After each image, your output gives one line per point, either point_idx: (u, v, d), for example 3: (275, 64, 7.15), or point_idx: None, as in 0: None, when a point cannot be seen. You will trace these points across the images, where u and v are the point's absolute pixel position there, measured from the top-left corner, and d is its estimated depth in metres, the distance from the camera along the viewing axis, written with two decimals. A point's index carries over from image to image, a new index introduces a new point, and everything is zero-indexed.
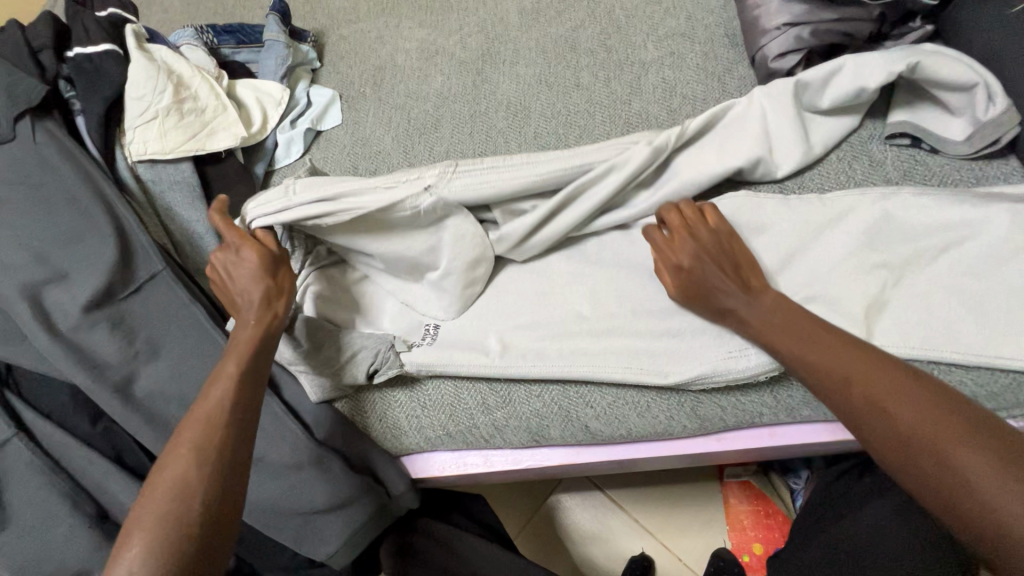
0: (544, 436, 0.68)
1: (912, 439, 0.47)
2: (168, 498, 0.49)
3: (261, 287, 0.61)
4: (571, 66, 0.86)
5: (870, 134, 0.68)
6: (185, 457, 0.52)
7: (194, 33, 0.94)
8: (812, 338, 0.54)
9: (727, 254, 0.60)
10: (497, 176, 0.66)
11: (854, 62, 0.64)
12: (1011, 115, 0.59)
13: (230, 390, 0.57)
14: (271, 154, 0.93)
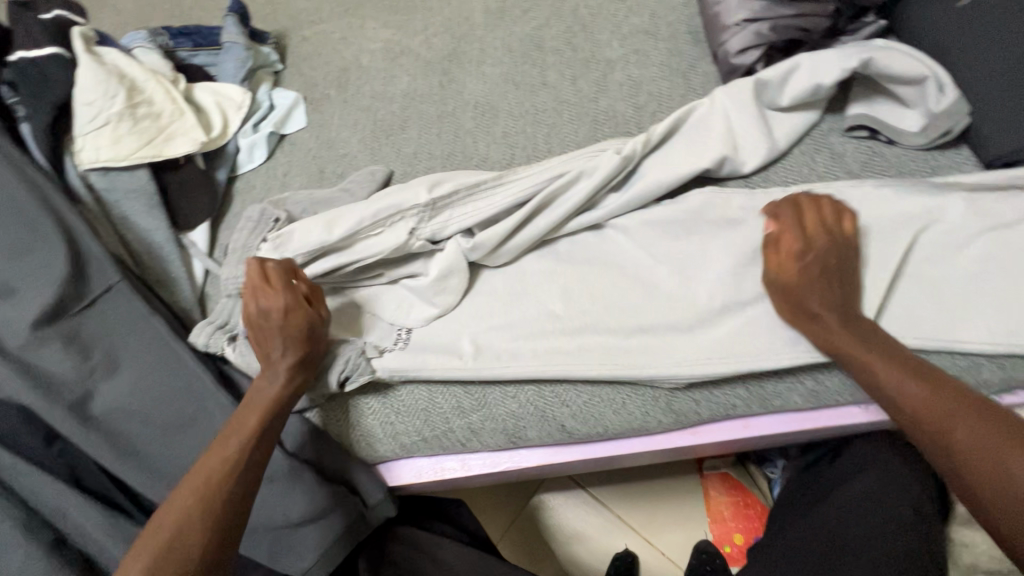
0: (522, 438, 0.67)
1: (962, 452, 0.48)
2: (175, 540, 0.53)
3: (303, 349, 0.64)
4: (537, 65, 0.86)
5: (830, 127, 0.69)
6: (193, 502, 0.55)
7: (148, 36, 0.90)
8: (911, 380, 0.53)
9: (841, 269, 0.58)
10: (475, 207, 0.69)
11: (809, 61, 0.66)
12: (961, 105, 0.61)
13: (247, 444, 0.59)
14: (233, 160, 0.90)
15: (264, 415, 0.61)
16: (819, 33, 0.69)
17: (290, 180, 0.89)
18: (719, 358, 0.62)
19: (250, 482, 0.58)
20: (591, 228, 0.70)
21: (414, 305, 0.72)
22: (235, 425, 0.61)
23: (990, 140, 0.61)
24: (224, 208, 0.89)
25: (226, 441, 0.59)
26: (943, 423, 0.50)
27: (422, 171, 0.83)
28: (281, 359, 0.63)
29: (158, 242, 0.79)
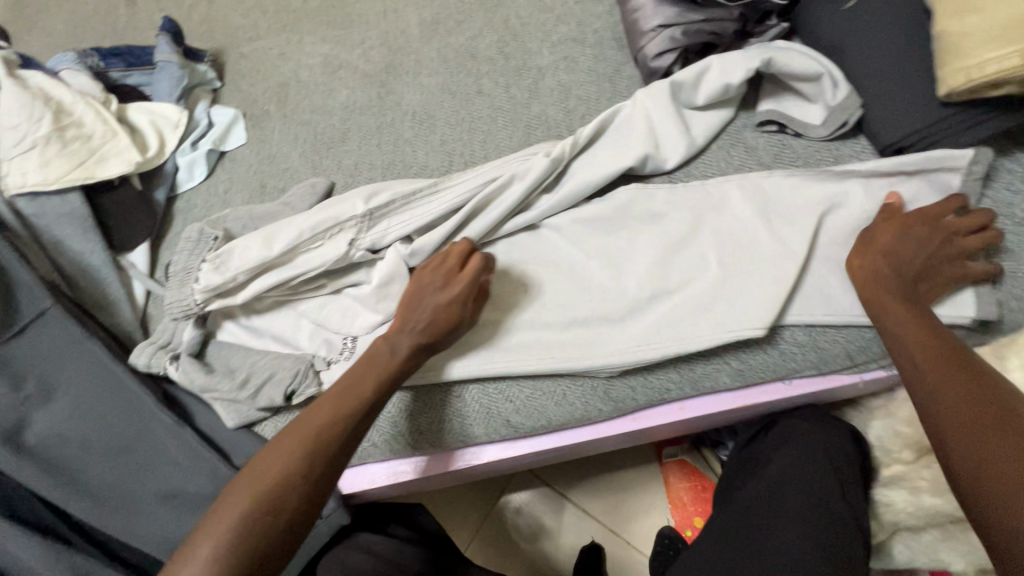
0: (471, 435, 0.68)
1: (945, 402, 0.50)
2: (274, 490, 0.52)
3: (444, 330, 0.62)
4: (472, 74, 0.89)
5: (744, 123, 0.74)
6: (297, 454, 0.54)
7: (76, 57, 0.89)
8: (939, 344, 0.54)
9: (943, 257, 0.60)
10: (412, 214, 0.70)
11: (718, 62, 0.70)
12: (854, 99, 0.67)
13: (357, 411, 0.58)
14: (172, 179, 0.89)
15: (381, 387, 0.60)
16: (728, 36, 0.74)
17: (231, 196, 0.89)
18: (648, 344, 0.65)
19: (348, 449, 0.57)
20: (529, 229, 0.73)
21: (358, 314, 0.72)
22: (350, 386, 0.59)
23: (881, 129, 0.66)
24: (165, 228, 0.88)
25: (340, 402, 0.58)
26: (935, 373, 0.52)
27: (363, 182, 0.85)
28: (416, 333, 0.62)
29: (95, 265, 0.78)
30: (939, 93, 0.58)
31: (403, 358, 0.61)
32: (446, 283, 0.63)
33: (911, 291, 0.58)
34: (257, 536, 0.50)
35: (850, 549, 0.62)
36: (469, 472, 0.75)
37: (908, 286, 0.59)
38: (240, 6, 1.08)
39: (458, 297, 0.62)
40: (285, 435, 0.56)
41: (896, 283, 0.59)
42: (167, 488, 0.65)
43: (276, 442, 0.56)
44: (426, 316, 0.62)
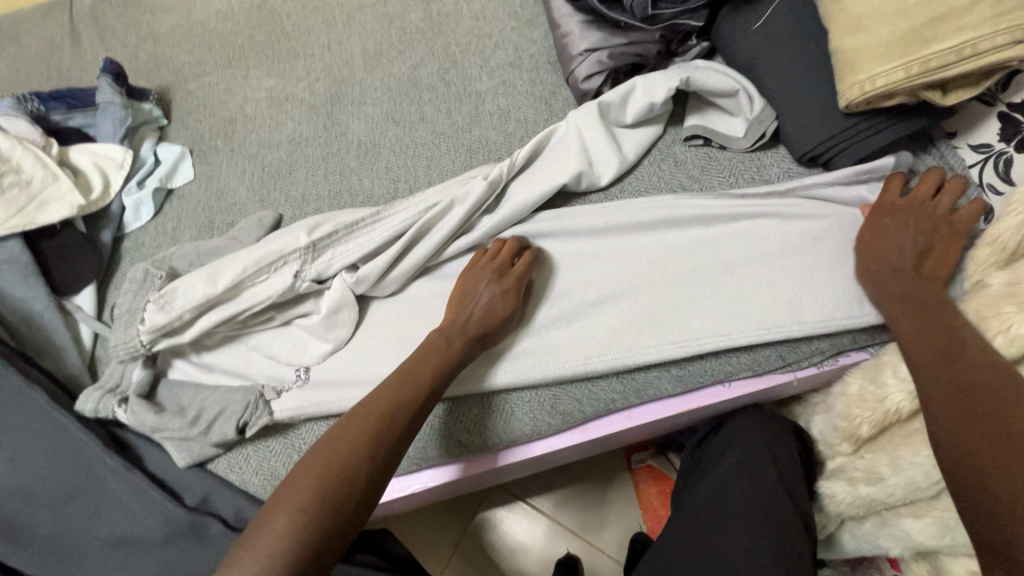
0: (423, 458, 0.68)
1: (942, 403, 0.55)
2: (339, 467, 0.52)
3: (495, 322, 0.65)
4: (415, 101, 0.91)
5: (672, 139, 0.77)
6: (366, 437, 0.55)
7: (14, 102, 0.87)
8: (930, 338, 0.59)
9: (929, 225, 0.64)
10: (357, 243, 0.72)
11: (643, 82, 0.74)
12: (768, 112, 0.71)
13: (418, 397, 0.59)
14: (118, 219, 0.89)
15: (439, 376, 0.61)
16: (651, 57, 0.77)
17: (180, 234, 0.89)
18: (591, 356, 0.67)
19: (407, 437, 0.58)
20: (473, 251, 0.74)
21: (309, 343, 0.73)
22: (410, 374, 0.61)
23: (794, 137, 0.69)
24: (112, 269, 0.87)
25: (401, 387, 0.59)
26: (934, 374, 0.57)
27: (310, 213, 0.86)
28: (468, 324, 0.65)
29: (38, 311, 0.77)
30: (840, 106, 0.62)
31: (457, 349, 0.63)
32: (499, 277, 0.67)
33: (924, 292, 0.62)
34: (327, 506, 0.50)
35: (794, 541, 0.64)
36: (427, 494, 0.76)
37: (918, 283, 0.62)
38: (185, 43, 1.09)
39: (507, 288, 0.66)
40: (351, 419, 0.57)
41: (906, 286, 0.62)
42: (118, 534, 0.64)
43: (343, 423, 0.56)
44: (478, 310, 0.65)
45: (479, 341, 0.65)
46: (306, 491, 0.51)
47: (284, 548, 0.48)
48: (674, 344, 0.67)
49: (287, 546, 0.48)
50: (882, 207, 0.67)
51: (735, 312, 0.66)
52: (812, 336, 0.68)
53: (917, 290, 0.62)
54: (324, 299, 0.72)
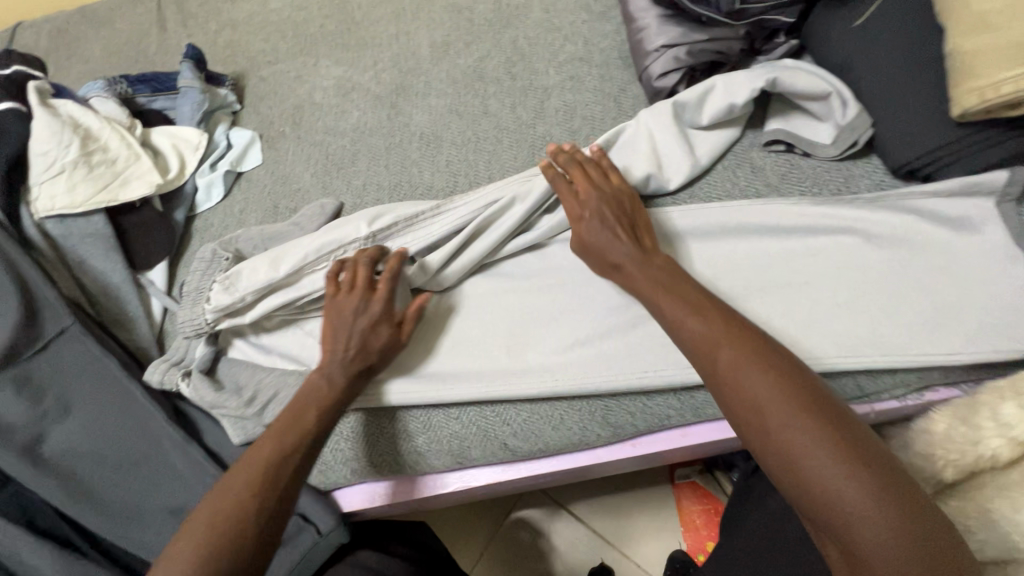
0: (466, 458, 0.68)
1: (739, 377, 0.50)
2: (222, 533, 0.53)
3: (371, 354, 0.64)
4: (479, 94, 0.90)
5: (750, 142, 0.72)
6: (248, 492, 0.56)
7: (105, 85, 0.94)
8: (697, 309, 0.55)
9: (620, 208, 0.63)
10: (415, 235, 0.71)
11: (723, 82, 0.69)
12: (863, 119, 0.65)
13: (299, 442, 0.60)
14: (191, 199, 0.93)
15: (323, 414, 0.61)
16: (733, 55, 0.73)
17: (246, 217, 0.92)
18: (653, 368, 0.64)
19: (297, 478, 0.59)
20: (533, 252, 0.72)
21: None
22: (291, 422, 0.61)
23: (892, 149, 0.63)
24: (183, 246, 0.91)
25: (281, 436, 0.60)
26: (716, 347, 0.52)
27: (370, 202, 0.86)
28: (346, 360, 0.63)
29: (115, 283, 0.82)
30: (953, 114, 0.55)
31: (341, 385, 0.63)
32: (367, 305, 0.64)
33: (658, 266, 0.60)
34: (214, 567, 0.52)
35: None
36: (468, 493, 0.75)
37: (648, 261, 0.60)
38: (261, 31, 1.12)
39: (377, 315, 0.64)
40: (233, 481, 0.57)
41: (643, 274, 0.59)
42: (176, 502, 0.67)
43: (222, 486, 0.57)
44: (354, 344, 0.63)
45: (365, 371, 0.64)
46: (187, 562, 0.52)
47: None
48: None
49: None
50: (568, 211, 0.65)
51: (814, 335, 0.60)
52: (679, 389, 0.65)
53: (639, 275, 0.60)
54: None
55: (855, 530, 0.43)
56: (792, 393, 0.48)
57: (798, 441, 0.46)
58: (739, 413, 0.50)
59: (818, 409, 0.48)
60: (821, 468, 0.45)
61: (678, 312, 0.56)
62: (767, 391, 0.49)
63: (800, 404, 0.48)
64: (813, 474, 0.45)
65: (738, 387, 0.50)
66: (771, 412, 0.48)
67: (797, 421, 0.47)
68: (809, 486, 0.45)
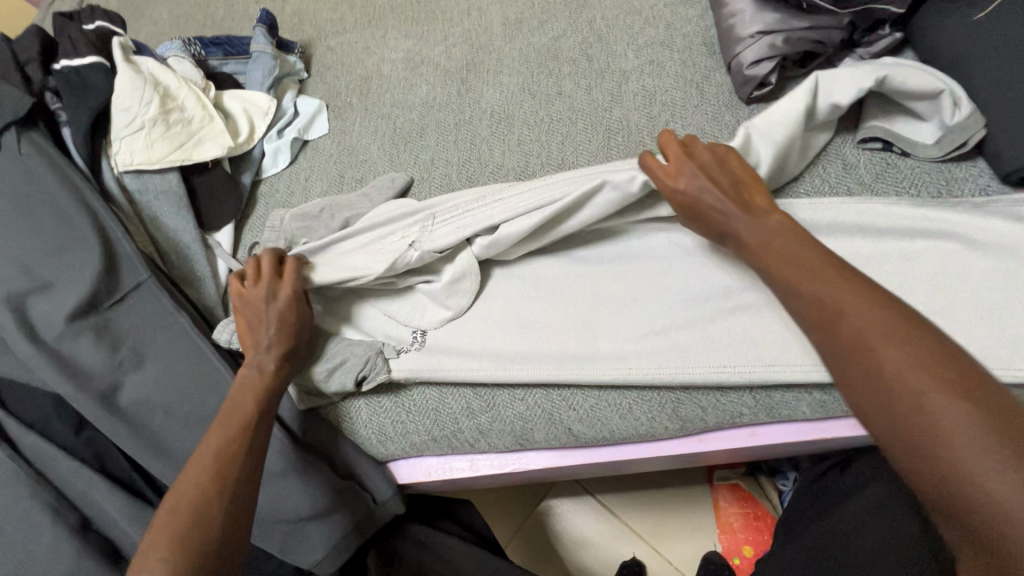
0: (528, 439, 0.68)
1: (871, 343, 0.44)
2: (190, 526, 0.52)
3: (288, 335, 0.65)
4: (554, 74, 0.88)
5: (843, 143, 0.69)
6: (203, 483, 0.55)
7: (182, 45, 0.95)
8: (817, 274, 0.49)
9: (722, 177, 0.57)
10: (485, 214, 0.67)
11: (825, 80, 0.65)
12: (976, 119, 0.61)
13: (244, 429, 0.59)
14: (258, 164, 0.93)
15: (263, 398, 0.62)
16: (834, 45, 0.70)
17: (311, 185, 0.92)
18: (733, 364, 0.62)
19: (255, 460, 0.58)
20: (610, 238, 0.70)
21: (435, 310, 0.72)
22: (231, 414, 0.61)
23: (1005, 154, 0.60)
24: (248, 210, 0.92)
25: (225, 428, 0.59)
26: (842, 312, 0.46)
27: (438, 178, 0.85)
28: (269, 346, 0.64)
29: (185, 241, 0.82)
30: None
31: (272, 370, 0.63)
32: (272, 294, 0.65)
33: (772, 232, 0.53)
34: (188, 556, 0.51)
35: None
36: (523, 476, 0.76)
37: (760, 224, 0.54)
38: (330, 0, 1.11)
39: (286, 300, 0.65)
40: (181, 484, 0.56)
41: (758, 237, 0.54)
42: None
43: (174, 490, 0.55)
44: (272, 331, 0.64)
45: (290, 352, 0.65)
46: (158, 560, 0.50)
47: None
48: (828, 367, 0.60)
49: None
50: (668, 169, 0.59)
51: None
52: (727, 390, 0.64)
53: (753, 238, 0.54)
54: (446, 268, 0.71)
55: (1002, 523, 0.37)
56: (930, 363, 0.42)
57: (942, 422, 0.40)
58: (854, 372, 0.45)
59: (967, 388, 0.41)
60: (961, 431, 0.39)
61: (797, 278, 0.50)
62: (904, 361, 0.43)
63: (945, 378, 0.41)
64: (955, 458, 0.39)
65: (867, 357, 0.44)
66: (907, 385, 0.42)
67: (935, 387, 0.41)
68: (950, 467, 0.39)
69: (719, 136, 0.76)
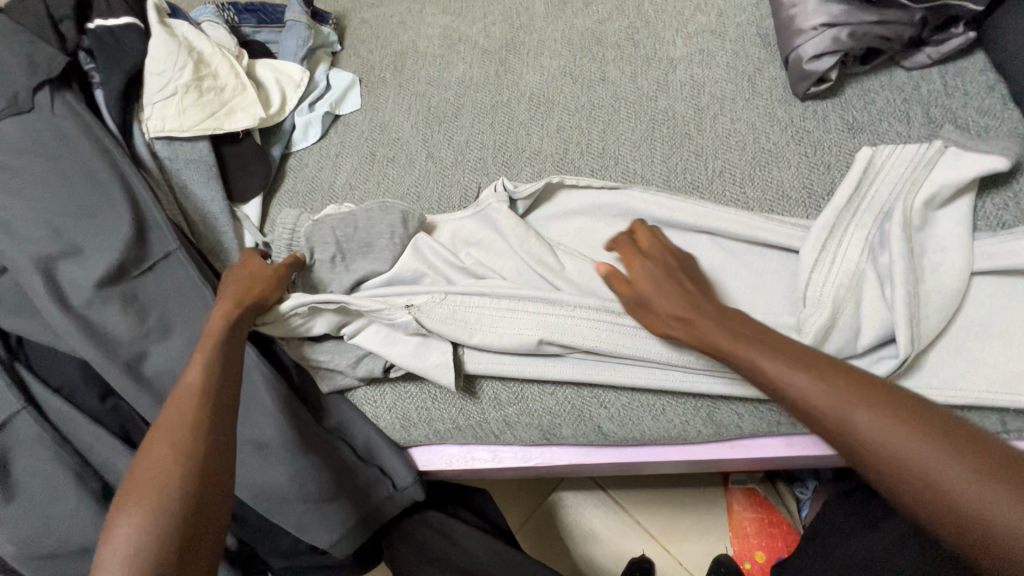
0: (555, 435, 0.67)
1: (935, 461, 0.41)
2: (158, 471, 0.48)
3: (239, 292, 0.63)
4: (597, 59, 0.85)
5: (897, 166, 0.63)
6: (173, 429, 0.50)
7: (216, 10, 0.92)
8: (853, 396, 0.45)
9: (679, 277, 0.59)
10: (477, 315, 0.66)
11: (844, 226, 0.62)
12: None
13: (209, 375, 0.54)
14: (288, 136, 0.91)
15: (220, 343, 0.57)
16: (901, 42, 0.67)
17: (341, 160, 0.89)
18: None
19: (224, 401, 0.54)
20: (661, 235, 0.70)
21: (457, 349, 0.67)
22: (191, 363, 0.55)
23: None
24: (276, 184, 0.90)
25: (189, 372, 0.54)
26: (911, 443, 0.42)
27: (472, 161, 0.83)
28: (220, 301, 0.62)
29: (214, 213, 0.80)
30: None
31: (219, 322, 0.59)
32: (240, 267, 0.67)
33: (779, 348, 0.51)
34: (161, 524, 0.45)
35: None
36: (546, 471, 0.74)
37: (747, 342, 0.51)
38: None
39: (246, 269, 0.66)
40: (151, 433, 0.51)
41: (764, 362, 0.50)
42: (259, 437, 0.66)
43: (143, 445, 0.50)
44: (229, 291, 0.63)
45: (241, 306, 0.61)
46: (136, 508, 0.46)
47: (142, 540, 0.45)
48: None
49: (144, 548, 0.44)
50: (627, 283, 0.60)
51: (971, 376, 0.57)
52: (761, 402, 0.62)
53: (697, 322, 0.55)
54: (428, 356, 0.66)
55: None
56: (989, 468, 0.40)
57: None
58: (809, 418, 0.47)
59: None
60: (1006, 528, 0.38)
61: (836, 405, 0.45)
62: (975, 481, 0.39)
63: None
64: None
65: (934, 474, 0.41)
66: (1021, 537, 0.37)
67: (987, 486, 0.39)
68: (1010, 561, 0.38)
69: (771, 131, 0.72)
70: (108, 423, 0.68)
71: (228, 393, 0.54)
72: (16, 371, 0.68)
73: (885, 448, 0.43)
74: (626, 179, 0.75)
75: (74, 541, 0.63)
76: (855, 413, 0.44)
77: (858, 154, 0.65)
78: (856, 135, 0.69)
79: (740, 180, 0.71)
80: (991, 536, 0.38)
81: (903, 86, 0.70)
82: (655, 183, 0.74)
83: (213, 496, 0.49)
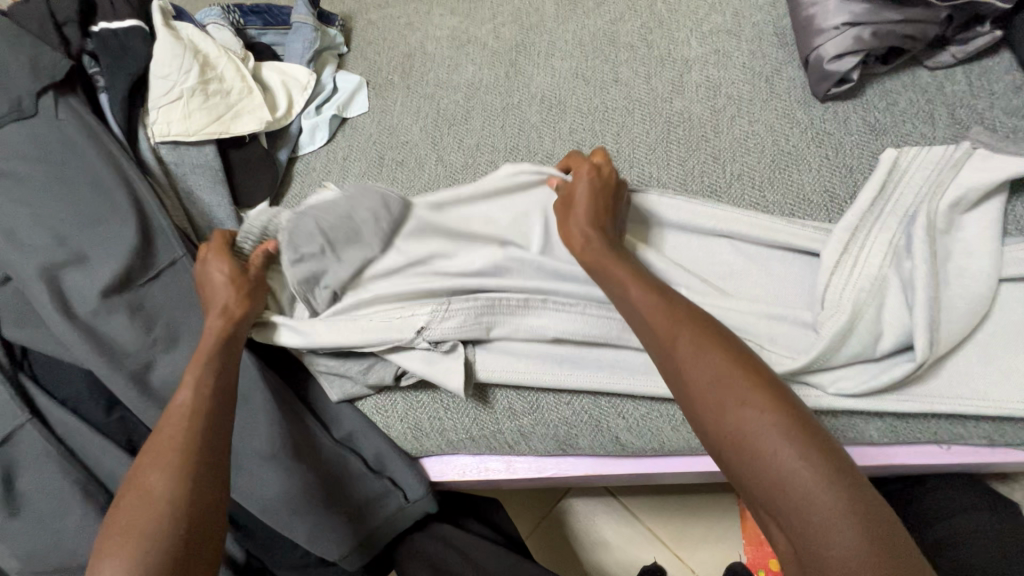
0: (572, 445, 0.65)
1: (742, 409, 0.42)
2: (149, 500, 0.47)
3: (234, 302, 0.61)
4: (609, 60, 0.83)
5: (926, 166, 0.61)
6: (162, 457, 0.49)
7: (221, 12, 0.91)
8: (701, 347, 0.46)
9: (606, 206, 0.61)
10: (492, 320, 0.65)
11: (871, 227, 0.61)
12: None
13: (200, 398, 0.53)
14: (295, 140, 0.89)
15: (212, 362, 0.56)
16: (925, 41, 0.66)
17: (350, 164, 0.88)
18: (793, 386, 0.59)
19: (217, 424, 0.52)
20: (679, 238, 0.68)
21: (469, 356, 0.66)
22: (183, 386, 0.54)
23: None
24: (283, 188, 0.88)
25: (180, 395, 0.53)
26: (726, 391, 0.43)
27: (483, 164, 0.81)
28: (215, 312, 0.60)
29: (220, 218, 0.79)
30: None
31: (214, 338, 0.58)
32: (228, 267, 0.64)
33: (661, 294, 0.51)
34: (151, 557, 0.44)
35: None
36: (561, 481, 0.73)
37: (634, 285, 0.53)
38: None
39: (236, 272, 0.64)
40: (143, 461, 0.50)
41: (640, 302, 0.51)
42: (267, 449, 0.65)
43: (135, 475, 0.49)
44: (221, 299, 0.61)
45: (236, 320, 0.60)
46: (127, 541, 0.45)
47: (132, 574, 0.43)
48: (897, 395, 0.57)
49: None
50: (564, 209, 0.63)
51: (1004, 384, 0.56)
52: None
53: (598, 255, 0.57)
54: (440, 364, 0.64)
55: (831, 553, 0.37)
56: (794, 425, 0.40)
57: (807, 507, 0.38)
58: (665, 362, 0.48)
59: (833, 457, 0.39)
60: (790, 475, 0.39)
61: (684, 351, 0.46)
62: (772, 433, 0.40)
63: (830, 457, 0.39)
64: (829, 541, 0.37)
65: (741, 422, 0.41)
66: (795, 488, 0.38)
67: (790, 443, 0.39)
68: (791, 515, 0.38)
69: (790, 133, 0.70)
70: (114, 435, 0.67)
71: (223, 414, 0.53)
72: (21, 382, 0.66)
73: (712, 392, 0.43)
74: (641, 182, 0.73)
75: (80, 556, 0.61)
76: (694, 356, 0.45)
77: (882, 156, 0.63)
78: (878, 137, 0.68)
79: (759, 184, 0.69)
80: (772, 487, 0.39)
81: (926, 87, 0.68)
82: (671, 187, 0.72)
83: (207, 523, 0.47)
